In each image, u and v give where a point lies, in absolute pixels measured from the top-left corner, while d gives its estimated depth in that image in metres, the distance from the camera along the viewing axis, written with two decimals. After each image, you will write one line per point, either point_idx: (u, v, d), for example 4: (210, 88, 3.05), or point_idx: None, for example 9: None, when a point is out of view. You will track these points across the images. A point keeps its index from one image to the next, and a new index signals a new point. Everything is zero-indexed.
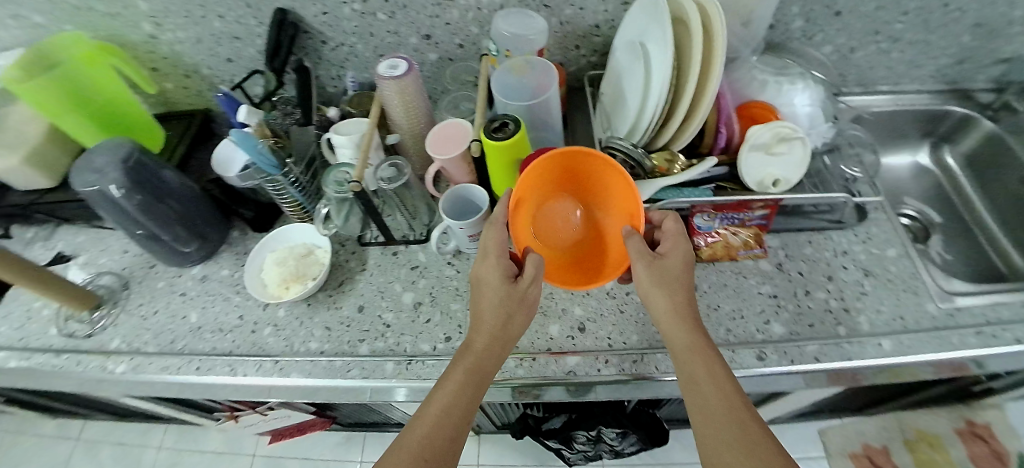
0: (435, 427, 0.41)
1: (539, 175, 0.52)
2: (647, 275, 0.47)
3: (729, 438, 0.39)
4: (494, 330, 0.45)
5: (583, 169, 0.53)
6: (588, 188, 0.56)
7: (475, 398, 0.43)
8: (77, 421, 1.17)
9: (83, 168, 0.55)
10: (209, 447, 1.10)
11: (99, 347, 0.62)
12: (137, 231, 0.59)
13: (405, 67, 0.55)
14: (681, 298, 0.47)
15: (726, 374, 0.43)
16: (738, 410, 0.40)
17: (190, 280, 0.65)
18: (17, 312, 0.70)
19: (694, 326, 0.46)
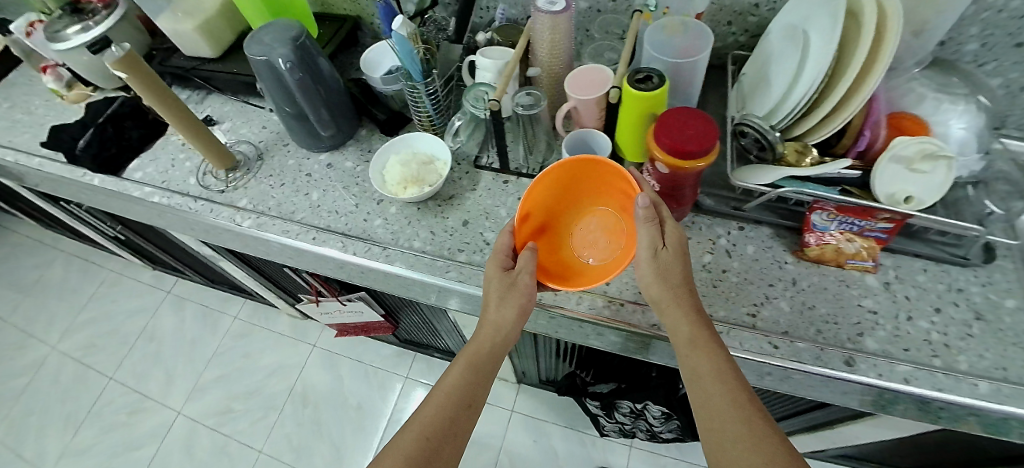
0: (441, 410, 0.47)
1: (544, 190, 0.57)
2: (650, 266, 0.48)
3: (729, 435, 0.40)
4: (489, 324, 0.51)
5: (583, 181, 0.58)
6: (605, 199, 0.58)
7: (475, 389, 0.49)
8: (172, 276, 1.33)
9: (259, 39, 0.61)
10: (278, 328, 1.21)
11: (230, 203, 0.70)
12: (287, 109, 0.66)
13: (565, 5, 0.56)
14: (681, 290, 0.48)
15: (728, 370, 0.43)
16: (738, 406, 0.41)
17: (317, 164, 0.72)
18: (164, 158, 0.79)
19: (695, 320, 0.47)
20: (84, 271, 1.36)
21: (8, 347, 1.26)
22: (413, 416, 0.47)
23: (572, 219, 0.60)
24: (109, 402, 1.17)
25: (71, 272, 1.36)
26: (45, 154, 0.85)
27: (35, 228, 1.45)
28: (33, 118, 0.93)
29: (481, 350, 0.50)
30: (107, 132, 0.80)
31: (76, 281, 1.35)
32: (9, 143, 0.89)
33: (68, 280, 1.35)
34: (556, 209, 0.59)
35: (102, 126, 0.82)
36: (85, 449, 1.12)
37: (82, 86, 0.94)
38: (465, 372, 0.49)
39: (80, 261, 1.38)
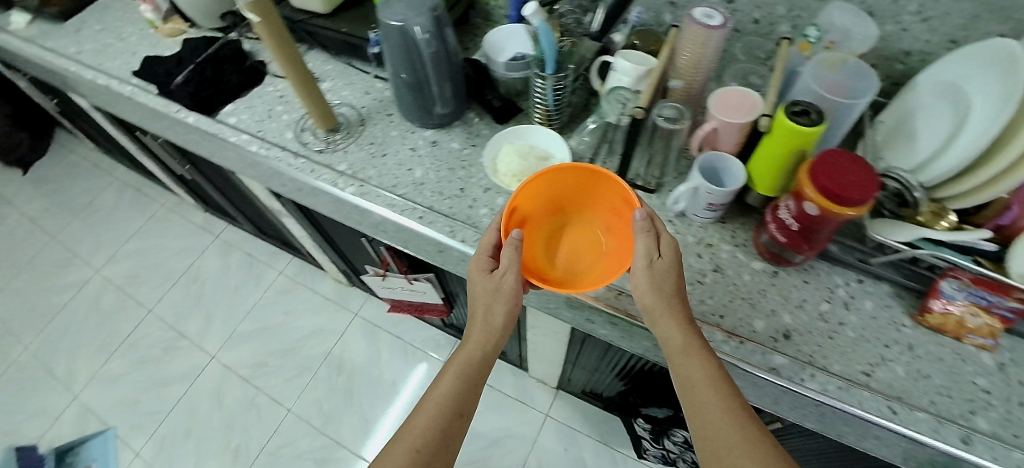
0: (434, 426, 0.48)
1: (535, 191, 0.56)
2: (645, 275, 0.47)
3: (725, 444, 0.41)
4: (480, 328, 0.52)
5: (575, 190, 0.58)
6: (592, 214, 0.60)
7: (463, 401, 0.50)
8: (221, 222, 1.33)
9: (391, 5, 0.59)
10: (321, 290, 1.21)
11: (330, 165, 0.68)
12: (402, 75, 0.63)
13: (723, 21, 0.55)
14: (675, 301, 0.48)
15: (721, 380, 0.44)
16: (735, 416, 0.42)
17: (422, 140, 0.70)
18: (260, 106, 0.77)
19: (688, 331, 0.47)
20: (135, 201, 1.36)
21: (53, 265, 1.27)
22: (402, 430, 0.48)
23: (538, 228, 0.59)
24: (144, 336, 1.16)
25: (123, 200, 1.36)
26: (137, 83, 0.84)
27: (93, 151, 1.46)
28: (126, 44, 0.92)
29: (472, 358, 0.52)
30: (206, 72, 0.79)
31: (125, 209, 1.35)
32: (101, 66, 0.88)
33: (118, 207, 1.35)
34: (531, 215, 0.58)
35: (201, 65, 0.80)
36: (116, 378, 1.12)
37: (178, 20, 0.92)
38: (455, 384, 0.51)
39: (133, 191, 1.38)
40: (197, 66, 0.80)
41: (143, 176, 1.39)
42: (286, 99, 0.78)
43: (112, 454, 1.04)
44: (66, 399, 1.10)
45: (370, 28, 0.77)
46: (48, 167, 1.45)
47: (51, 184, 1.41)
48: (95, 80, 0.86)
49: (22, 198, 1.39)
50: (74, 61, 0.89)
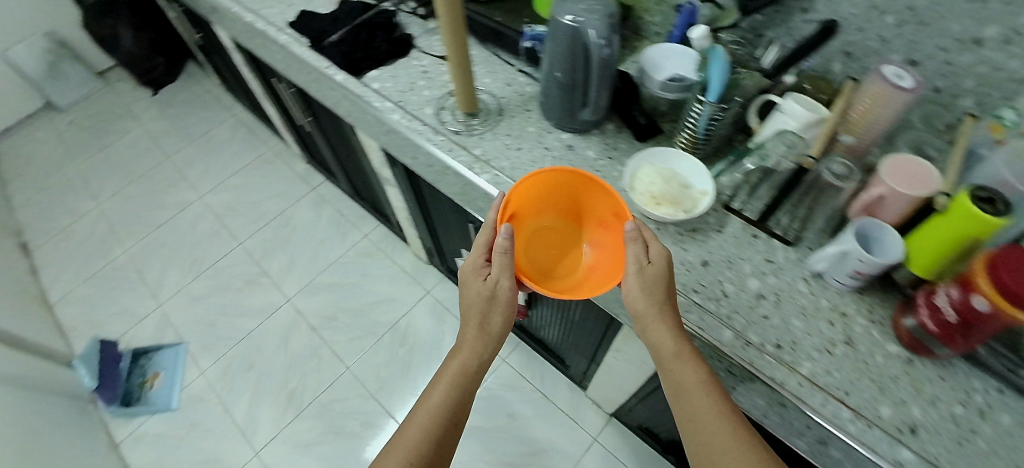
0: (438, 415, 0.58)
1: (535, 195, 0.63)
2: (637, 281, 0.52)
3: (714, 438, 0.49)
4: (478, 328, 0.61)
5: (575, 200, 0.65)
6: (587, 225, 0.66)
7: (460, 392, 0.60)
8: (318, 176, 1.40)
9: (571, 8, 0.60)
10: (399, 261, 1.24)
11: (466, 147, 0.69)
12: (557, 74, 0.64)
13: (916, 84, 0.53)
14: (669, 309, 0.52)
15: (706, 382, 0.51)
16: (722, 415, 0.50)
17: (558, 142, 0.70)
18: (404, 77, 0.79)
19: (677, 338, 0.52)
20: (250, 141, 1.49)
21: (165, 183, 1.43)
22: (412, 419, 0.58)
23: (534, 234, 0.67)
24: (233, 265, 1.26)
25: (237, 137, 1.50)
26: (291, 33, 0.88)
27: (222, 90, 1.62)
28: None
29: (470, 354, 0.61)
30: (360, 36, 0.82)
31: (238, 147, 1.48)
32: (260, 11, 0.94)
33: (234, 144, 1.49)
34: (527, 220, 0.66)
35: (356, 28, 0.83)
36: (199, 297, 1.22)
37: None
38: (455, 377, 0.61)
39: (249, 132, 1.51)
40: (351, 29, 0.84)
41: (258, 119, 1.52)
42: (428, 75, 0.79)
43: (182, 367, 1.13)
44: (152, 306, 1.22)
45: (525, 23, 0.78)
46: (180, 95, 1.63)
47: (176, 108, 1.60)
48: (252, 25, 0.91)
49: (149, 117, 1.59)
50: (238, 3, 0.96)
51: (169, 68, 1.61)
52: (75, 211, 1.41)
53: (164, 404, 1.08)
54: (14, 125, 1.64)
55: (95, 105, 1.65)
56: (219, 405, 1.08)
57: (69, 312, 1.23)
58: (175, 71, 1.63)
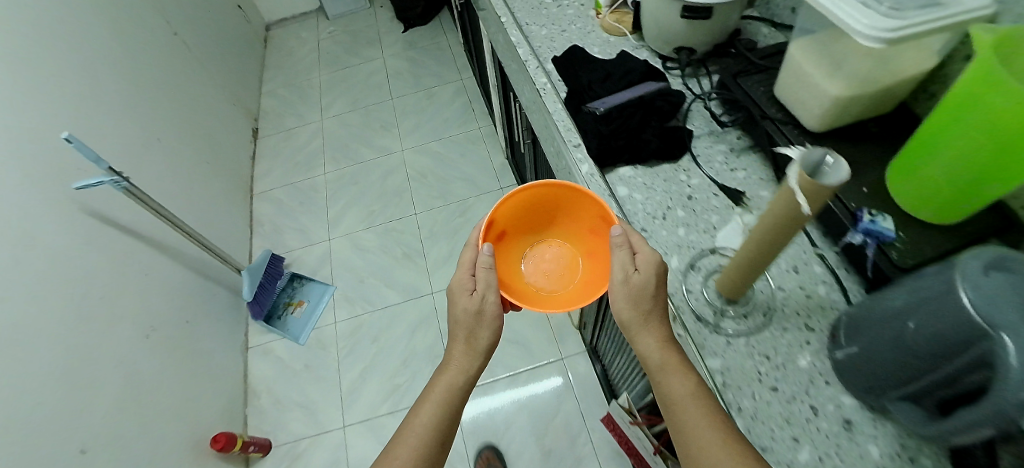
0: (428, 430, 0.53)
1: (515, 210, 0.60)
2: (622, 291, 0.47)
3: (702, 440, 0.42)
4: (466, 344, 0.55)
5: (562, 209, 0.60)
6: (570, 231, 0.62)
7: (447, 413, 0.53)
8: (511, 178, 1.40)
9: (996, 303, 0.30)
10: None
11: (701, 351, 0.51)
12: (909, 324, 0.38)
13: None
14: (652, 322, 0.48)
15: (694, 385, 0.45)
16: (713, 417, 0.43)
17: (834, 407, 0.47)
18: (659, 195, 0.60)
19: (661, 343, 0.47)
20: (463, 113, 1.54)
21: (379, 122, 1.57)
22: (400, 440, 0.52)
23: (527, 243, 0.64)
24: (401, 232, 1.34)
25: (455, 102, 1.57)
26: (550, 73, 0.73)
27: (460, 52, 1.70)
28: (554, 8, 0.84)
29: (462, 368, 0.55)
30: (630, 118, 0.62)
31: (452, 115, 1.55)
32: (527, 24, 0.82)
33: (448, 111, 1.56)
34: (518, 229, 0.62)
35: (629, 105, 0.64)
36: (361, 248, 1.33)
37: (625, 14, 0.78)
38: (448, 393, 0.54)
39: (467, 102, 1.57)
40: (622, 103, 0.64)
41: (479, 89, 1.57)
42: (692, 207, 0.59)
43: (324, 306, 1.26)
44: (324, 237, 1.36)
45: (863, 196, 0.54)
46: (425, 42, 1.75)
47: (415, 52, 1.73)
48: (517, 47, 0.77)
49: (391, 53, 1.74)
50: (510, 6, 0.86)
51: (424, 12, 1.74)
52: (303, 118, 1.61)
53: (297, 336, 1.22)
54: (288, 17, 1.89)
55: (357, 24, 1.85)
56: (334, 359, 1.18)
57: (261, 208, 1.45)
58: (428, 16, 1.76)
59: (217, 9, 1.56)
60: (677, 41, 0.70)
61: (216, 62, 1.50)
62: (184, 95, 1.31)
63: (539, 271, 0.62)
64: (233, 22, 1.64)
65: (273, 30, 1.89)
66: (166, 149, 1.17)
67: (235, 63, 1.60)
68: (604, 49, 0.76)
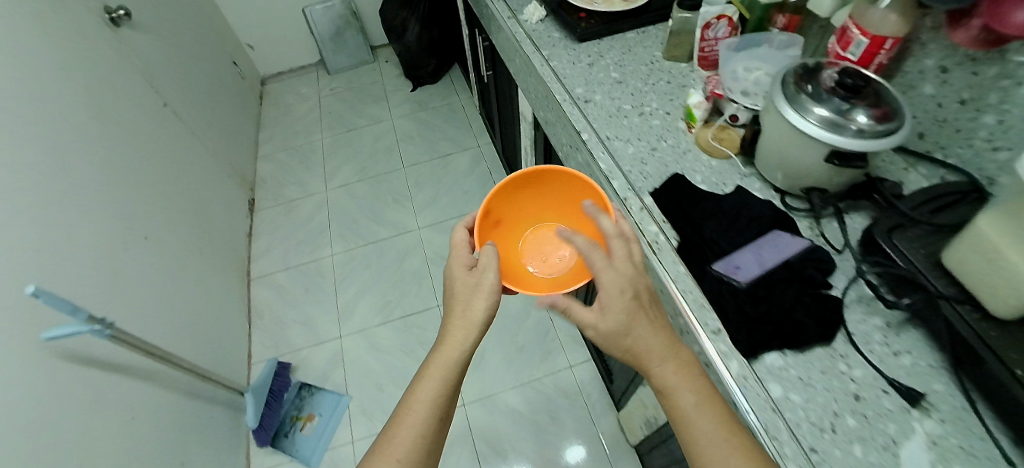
0: (427, 412, 0.51)
1: (511, 193, 0.65)
2: (611, 301, 0.44)
3: (698, 433, 0.41)
4: (459, 321, 0.51)
5: (554, 194, 0.67)
6: (558, 211, 0.69)
7: (446, 394, 0.51)
8: None
9: None
10: (599, 425, 1.05)
11: None
12: None
13: None
14: (646, 324, 0.44)
15: (692, 376, 0.44)
16: (713, 413, 0.42)
17: None
18: (822, 394, 0.47)
19: (655, 336, 0.44)
20: (482, 185, 1.43)
21: (392, 195, 1.44)
22: (400, 423, 0.50)
23: (521, 226, 0.70)
24: (422, 328, 1.19)
25: (473, 173, 1.47)
26: (656, 215, 0.59)
27: (475, 116, 1.60)
28: (638, 117, 0.70)
29: (458, 351, 0.51)
30: (784, 297, 0.50)
31: (471, 187, 1.43)
32: (610, 139, 0.68)
33: (466, 183, 1.44)
34: (512, 210, 0.68)
35: (779, 280, 0.51)
36: (378, 344, 1.17)
37: (728, 133, 0.66)
38: (446, 382, 0.51)
39: (486, 172, 1.46)
40: (767, 274, 0.52)
41: (499, 159, 1.47)
42: (865, 414, 0.46)
43: (336, 422, 1.07)
44: (334, 334, 1.20)
45: None
46: (436, 102, 1.65)
47: (426, 114, 1.62)
48: (609, 178, 0.63)
49: (400, 114, 1.63)
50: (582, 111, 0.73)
51: (435, 70, 1.65)
52: (307, 189, 1.48)
53: (307, 458, 1.04)
54: (286, 71, 1.81)
55: (360, 79, 1.75)
56: None
57: (259, 294, 1.27)
58: (439, 74, 1.67)
59: (207, 64, 1.43)
60: (810, 179, 0.58)
61: (209, 127, 1.34)
62: (173, 171, 1.12)
63: (534, 253, 0.69)
64: (230, 81, 1.54)
65: (268, 83, 1.80)
66: (154, 247, 0.98)
67: (228, 124, 1.45)
68: (715, 179, 0.63)
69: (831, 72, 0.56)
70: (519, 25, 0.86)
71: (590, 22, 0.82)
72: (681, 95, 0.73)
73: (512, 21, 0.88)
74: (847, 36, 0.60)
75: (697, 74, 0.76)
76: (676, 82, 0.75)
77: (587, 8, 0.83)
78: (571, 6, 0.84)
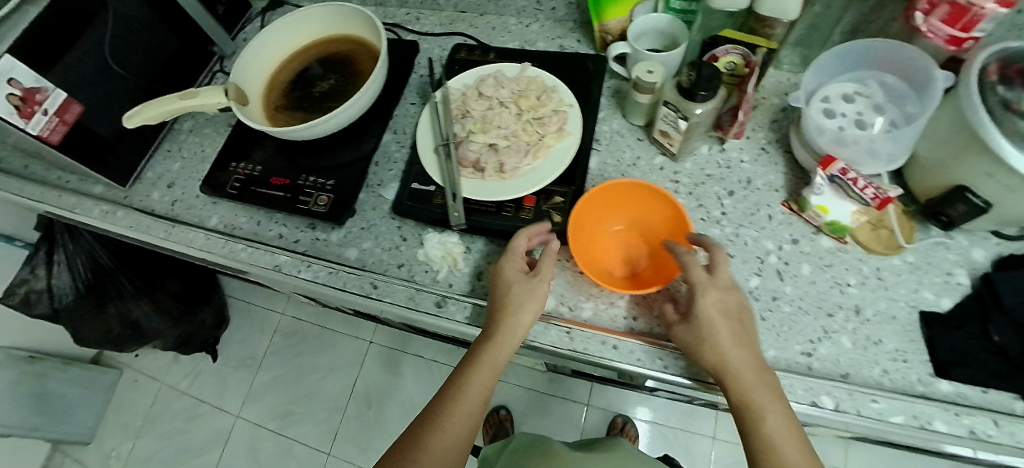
0: (472, 404, 0.38)
1: (601, 200, 0.43)
2: (715, 306, 0.36)
3: (779, 441, 0.32)
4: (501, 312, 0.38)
5: (647, 208, 0.44)
6: (642, 226, 0.45)
7: (486, 391, 0.38)
8: (582, 383, 0.96)
9: None
10: None
11: None
12: None
13: None
14: (740, 334, 0.36)
15: (773, 389, 0.34)
16: (797, 432, 0.33)
17: None
18: None
19: (740, 345, 0.35)
20: (426, 374, 0.98)
21: None
22: (448, 415, 0.37)
23: (600, 235, 0.45)
24: None
25: (404, 377, 0.99)
26: (999, 407, 0.38)
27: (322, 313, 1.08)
28: (784, 282, 0.43)
29: (501, 363, 0.38)
30: None
31: (426, 391, 0.98)
32: (818, 353, 0.40)
33: (414, 390, 0.97)
34: (597, 216, 0.45)
35: None
36: None
37: (902, 212, 0.45)
38: (486, 395, 0.39)
39: (410, 361, 1.00)
40: None
41: (408, 334, 1.01)
42: None
43: None
44: None
45: None
46: (260, 345, 1.08)
47: (269, 368, 1.05)
48: (928, 427, 0.37)
49: (240, 401, 1.03)
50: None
51: (217, 314, 1.03)
52: None
53: None
54: None
55: (142, 409, 1.07)
56: None
57: None
58: (222, 316, 1.05)
59: None
60: None
61: None
62: None
63: (616, 262, 0.44)
64: None
65: None
66: None
67: None
68: (938, 279, 0.43)
69: (999, 87, 0.36)
70: (471, 299, 0.44)
71: (563, 205, 0.44)
72: (767, 199, 0.46)
73: (449, 298, 0.44)
74: (976, 15, 0.36)
75: (736, 150, 0.48)
76: (735, 182, 0.47)
77: (530, 185, 0.44)
78: (502, 204, 0.45)
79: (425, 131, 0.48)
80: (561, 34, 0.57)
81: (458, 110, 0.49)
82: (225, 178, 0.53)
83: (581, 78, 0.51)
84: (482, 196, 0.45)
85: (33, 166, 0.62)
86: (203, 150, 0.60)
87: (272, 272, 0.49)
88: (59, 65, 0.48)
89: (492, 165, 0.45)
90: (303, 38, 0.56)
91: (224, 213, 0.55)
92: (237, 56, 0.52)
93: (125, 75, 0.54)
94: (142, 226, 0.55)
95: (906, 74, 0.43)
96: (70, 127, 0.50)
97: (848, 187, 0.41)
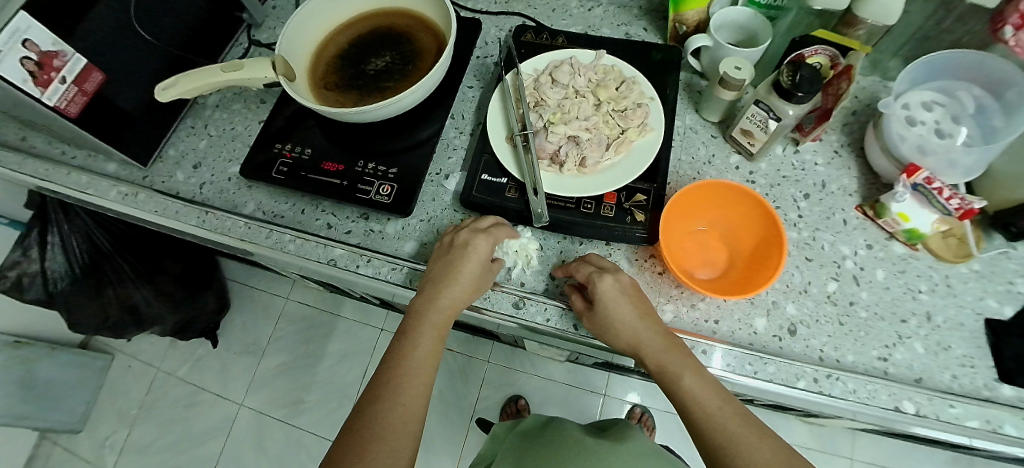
0: (416, 372, 0.37)
1: (693, 198, 0.43)
2: (617, 292, 0.37)
3: (712, 406, 0.34)
4: (442, 282, 0.39)
5: (736, 212, 0.43)
6: (727, 230, 0.44)
7: (427, 360, 0.38)
8: (600, 373, 0.98)
9: None
10: (795, 438, 0.88)
11: None
12: None
13: None
14: (642, 309, 0.38)
15: (684, 355, 0.36)
16: (723, 395, 0.35)
17: None
18: None
19: (647, 321, 0.37)
20: None
21: None
22: (393, 384, 0.36)
23: (683, 234, 0.45)
24: None
25: None
26: None
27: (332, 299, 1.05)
28: (860, 288, 0.43)
29: (443, 331, 0.39)
30: None
31: None
32: (893, 359, 0.41)
33: None
34: (683, 215, 0.44)
35: None
36: None
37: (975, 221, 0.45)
38: (431, 364, 0.38)
39: None
40: None
41: None
42: None
43: None
44: None
45: None
46: (266, 331, 1.03)
47: (276, 354, 1.01)
48: (999, 432, 0.38)
49: (245, 388, 0.99)
50: (809, 346, 0.41)
51: (220, 298, 0.97)
52: None
53: None
54: None
55: (139, 396, 1.02)
56: None
57: None
58: (225, 300, 0.99)
59: None
60: None
61: None
62: None
63: (697, 262, 0.44)
64: None
65: None
66: None
67: None
68: (1001, 287, 0.44)
69: None
70: (552, 301, 0.42)
71: (645, 203, 0.42)
72: (841, 203, 0.46)
73: (528, 298, 0.42)
74: None
75: (810, 152, 0.48)
76: (809, 185, 0.47)
77: (613, 182, 0.42)
78: (582, 200, 0.43)
79: (496, 119, 0.46)
80: (626, 21, 0.54)
81: (532, 97, 0.46)
82: (268, 160, 0.49)
83: (654, 71, 0.49)
84: (562, 191, 0.42)
85: (38, 139, 0.56)
86: (233, 129, 0.55)
87: (326, 266, 0.46)
88: (87, 27, 0.42)
89: (572, 159, 0.43)
90: (352, 11, 0.51)
91: (263, 199, 0.51)
92: (283, 26, 0.47)
93: (156, 44, 0.49)
94: (169, 210, 0.50)
95: (991, 85, 0.43)
96: (89, 97, 0.44)
97: (931, 196, 0.40)
